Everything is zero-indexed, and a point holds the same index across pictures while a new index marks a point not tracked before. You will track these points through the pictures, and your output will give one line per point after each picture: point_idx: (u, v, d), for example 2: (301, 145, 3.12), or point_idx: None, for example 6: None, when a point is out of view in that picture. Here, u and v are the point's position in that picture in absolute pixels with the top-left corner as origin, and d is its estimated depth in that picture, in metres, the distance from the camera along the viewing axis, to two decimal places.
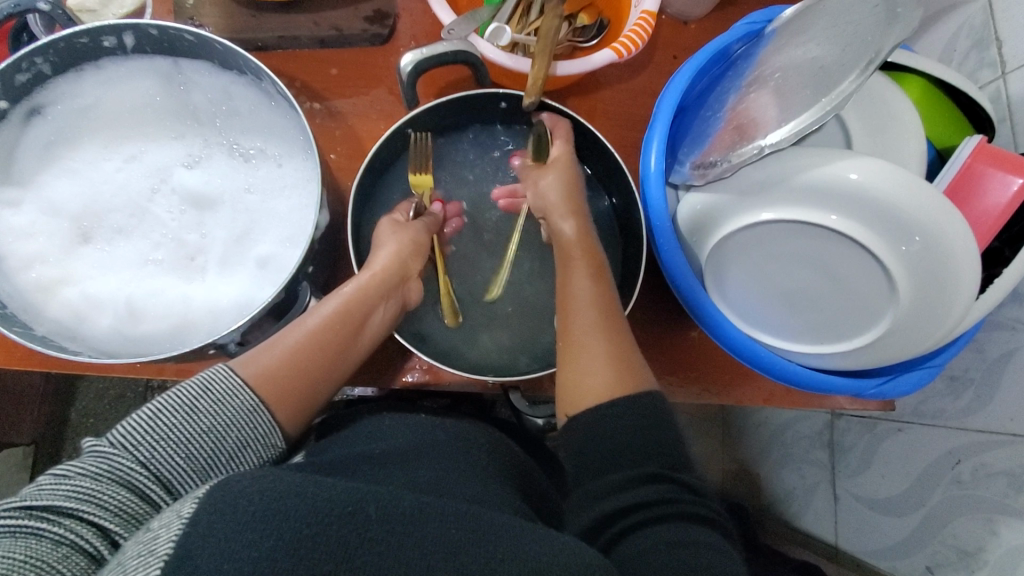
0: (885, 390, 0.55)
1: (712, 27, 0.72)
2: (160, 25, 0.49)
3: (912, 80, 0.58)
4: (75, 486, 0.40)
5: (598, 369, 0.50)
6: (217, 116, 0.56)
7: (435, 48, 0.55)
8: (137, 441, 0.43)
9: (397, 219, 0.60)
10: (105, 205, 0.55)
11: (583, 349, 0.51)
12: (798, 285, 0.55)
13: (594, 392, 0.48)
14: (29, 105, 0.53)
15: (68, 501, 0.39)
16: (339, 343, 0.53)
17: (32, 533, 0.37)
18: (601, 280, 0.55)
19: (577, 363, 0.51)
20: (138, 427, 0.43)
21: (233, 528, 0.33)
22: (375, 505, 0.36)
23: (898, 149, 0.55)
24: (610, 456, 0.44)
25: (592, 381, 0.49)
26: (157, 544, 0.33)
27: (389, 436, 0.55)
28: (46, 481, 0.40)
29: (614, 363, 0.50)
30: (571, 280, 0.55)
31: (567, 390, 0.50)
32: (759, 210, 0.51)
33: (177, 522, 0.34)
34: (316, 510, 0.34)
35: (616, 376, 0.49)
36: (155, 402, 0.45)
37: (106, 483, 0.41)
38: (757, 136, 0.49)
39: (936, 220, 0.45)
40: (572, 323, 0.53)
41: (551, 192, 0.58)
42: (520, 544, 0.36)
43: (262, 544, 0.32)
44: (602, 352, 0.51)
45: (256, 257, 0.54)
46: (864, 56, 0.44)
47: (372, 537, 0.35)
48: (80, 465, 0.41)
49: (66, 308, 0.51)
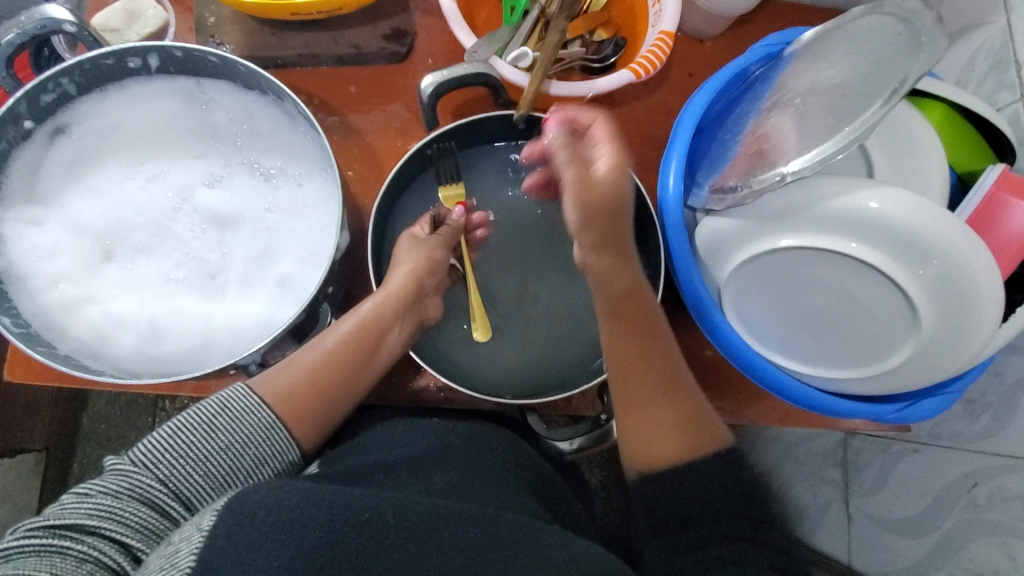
0: (904, 415, 0.55)
1: (728, 45, 0.72)
2: (185, 47, 0.50)
3: (933, 105, 0.58)
4: (96, 504, 0.40)
5: (666, 436, 0.48)
6: (238, 135, 0.57)
7: (455, 70, 0.55)
8: (156, 459, 0.43)
9: (417, 234, 0.61)
10: (126, 224, 0.55)
11: (648, 402, 0.50)
12: (816, 310, 0.55)
13: (665, 454, 0.48)
14: (54, 125, 0.53)
15: (91, 519, 0.39)
16: (357, 360, 0.53)
17: (57, 551, 0.37)
18: (652, 337, 0.53)
19: (641, 433, 0.49)
20: (158, 444, 0.44)
21: (257, 536, 0.33)
22: (392, 511, 0.36)
23: (917, 174, 0.55)
24: (687, 498, 0.45)
25: (659, 442, 0.48)
26: (179, 557, 0.33)
27: (399, 445, 0.53)
28: (69, 500, 0.41)
29: (681, 420, 0.49)
30: (622, 347, 0.52)
31: (635, 449, 0.49)
32: (780, 236, 0.51)
33: (197, 534, 0.34)
34: (335, 517, 0.35)
35: (684, 439, 0.48)
36: (174, 421, 0.45)
37: (127, 500, 0.41)
38: (778, 163, 0.50)
39: (957, 247, 0.46)
40: (636, 386, 0.51)
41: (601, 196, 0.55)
42: (543, 557, 0.36)
43: (284, 553, 0.33)
44: (665, 416, 0.49)
45: (276, 276, 0.54)
46: (888, 85, 0.44)
47: (393, 544, 0.35)
48: (101, 484, 0.42)
49: (88, 326, 0.52)
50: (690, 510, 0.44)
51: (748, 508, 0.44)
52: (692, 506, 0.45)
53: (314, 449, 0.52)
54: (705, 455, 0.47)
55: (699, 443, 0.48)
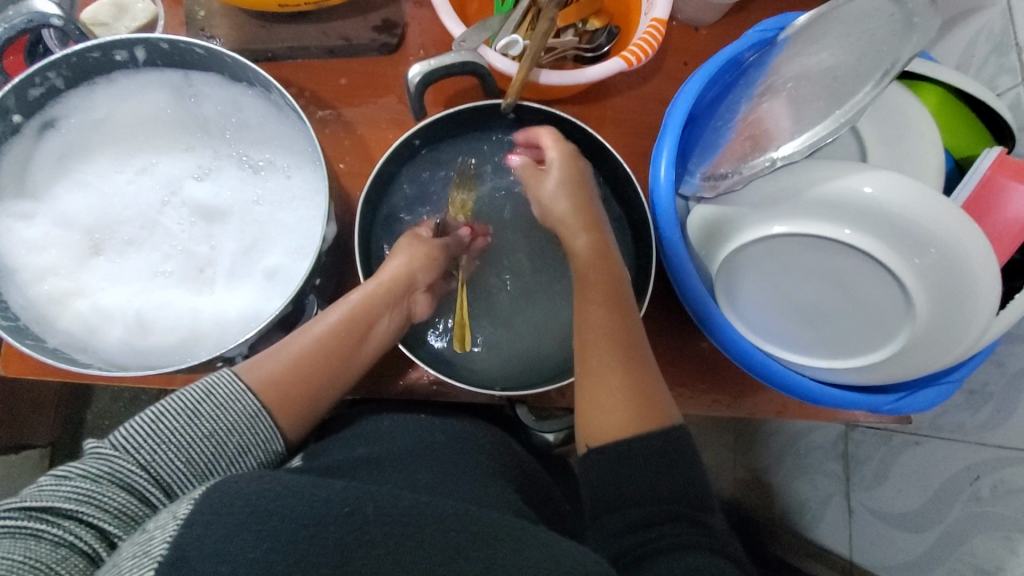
0: (902, 405, 0.54)
1: (723, 32, 0.71)
2: (170, 39, 0.50)
3: (927, 89, 0.57)
4: (75, 487, 0.40)
5: (618, 410, 0.47)
6: (226, 128, 0.57)
7: (442, 59, 0.55)
8: (137, 444, 0.43)
9: (420, 233, 0.61)
10: (115, 217, 0.55)
11: (602, 376, 0.49)
12: (810, 299, 0.54)
13: (616, 428, 0.46)
14: (43, 118, 0.53)
15: (68, 502, 0.39)
16: (345, 351, 0.53)
17: (32, 534, 0.37)
18: (615, 305, 0.52)
19: (593, 404, 0.48)
20: (140, 429, 0.43)
21: (232, 529, 0.33)
22: (372, 505, 0.35)
23: (913, 159, 0.54)
24: (628, 483, 0.43)
25: (611, 417, 0.47)
26: (152, 545, 0.33)
27: (386, 441, 0.53)
28: (46, 482, 0.40)
29: (636, 394, 0.48)
30: (587, 313, 0.52)
31: (588, 423, 0.48)
32: (771, 223, 0.50)
33: (172, 523, 0.34)
34: (313, 511, 0.34)
35: (637, 415, 0.47)
36: (158, 406, 0.45)
37: (107, 484, 0.41)
38: (769, 148, 0.49)
39: (952, 233, 0.44)
40: (594, 354, 0.50)
41: (559, 200, 0.57)
42: (521, 548, 0.35)
43: (260, 546, 0.33)
44: (620, 389, 0.48)
45: (264, 269, 0.54)
46: (879, 68, 0.43)
47: (369, 540, 0.34)
48: (81, 467, 0.42)
49: (77, 320, 0.52)
50: (627, 495, 0.43)
51: (688, 488, 0.43)
52: (632, 492, 0.43)
53: (299, 440, 0.52)
54: (655, 432, 0.46)
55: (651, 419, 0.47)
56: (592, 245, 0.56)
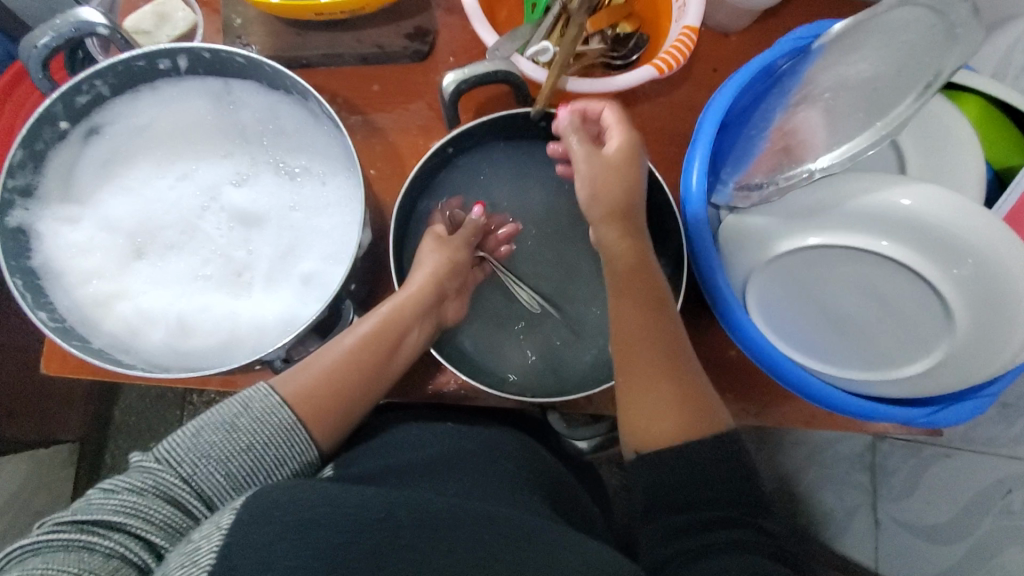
0: (937, 418, 0.52)
1: (754, 39, 0.71)
2: (213, 48, 0.51)
3: (969, 99, 0.56)
4: (122, 500, 0.41)
5: (665, 412, 0.47)
6: (264, 135, 0.58)
7: (476, 68, 0.55)
8: (180, 458, 0.44)
9: (439, 232, 0.61)
10: (157, 222, 0.57)
11: (644, 384, 0.49)
12: (844, 309, 0.54)
13: (665, 437, 0.46)
14: (89, 125, 0.54)
15: (117, 515, 0.40)
16: (375, 361, 0.54)
17: (85, 546, 0.38)
18: (658, 313, 0.51)
19: (637, 397, 0.49)
20: (182, 444, 0.45)
21: (272, 538, 0.34)
22: (405, 511, 0.37)
23: (952, 169, 0.54)
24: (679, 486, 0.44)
25: (658, 420, 0.47)
26: (198, 554, 0.34)
27: (418, 447, 0.54)
28: (95, 496, 0.42)
29: (681, 396, 0.48)
30: (620, 314, 0.52)
31: (636, 433, 0.48)
32: (807, 234, 0.50)
33: (217, 533, 0.35)
34: (344, 516, 0.35)
35: (686, 423, 0.46)
36: (199, 421, 0.46)
37: (151, 497, 0.42)
38: (806, 159, 0.49)
39: (993, 245, 0.44)
40: (635, 351, 0.50)
41: (607, 180, 0.53)
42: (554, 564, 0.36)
43: (300, 553, 0.33)
44: (668, 392, 0.48)
45: (301, 274, 0.55)
46: (922, 79, 0.43)
47: (406, 544, 0.35)
48: (127, 480, 0.43)
49: (121, 322, 0.53)
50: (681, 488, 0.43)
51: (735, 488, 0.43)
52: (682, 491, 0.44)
53: (331, 449, 0.52)
54: (708, 436, 0.46)
55: (703, 428, 0.46)
56: (632, 244, 0.53)
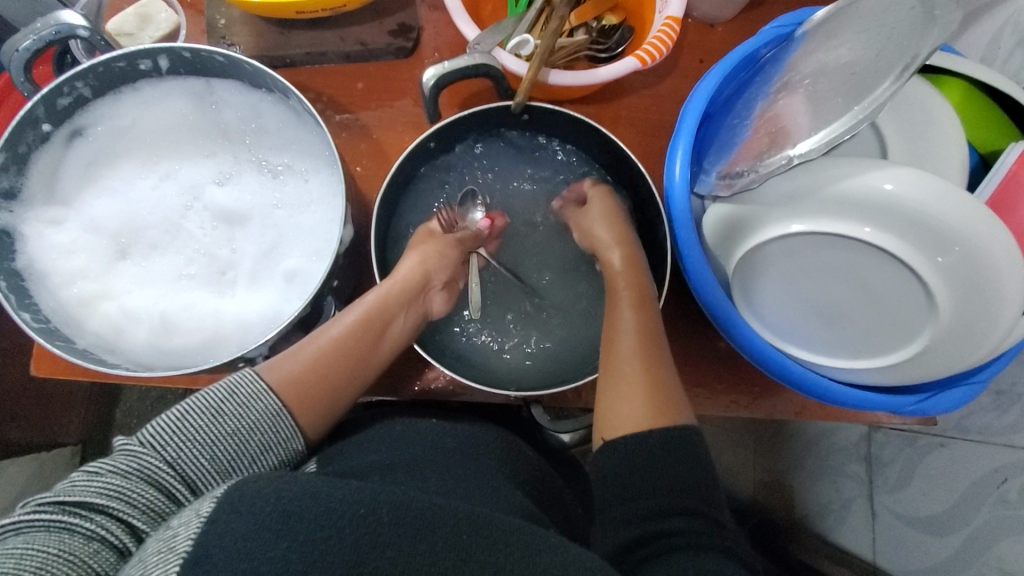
0: (925, 406, 0.52)
1: (739, 28, 0.71)
2: (192, 47, 0.51)
3: (950, 82, 0.55)
4: (106, 483, 0.41)
5: (632, 399, 0.48)
6: (247, 134, 0.58)
7: (456, 61, 0.55)
8: (164, 441, 0.44)
9: (434, 230, 0.63)
10: (140, 222, 0.57)
11: (625, 377, 0.49)
12: (829, 298, 0.54)
13: (629, 421, 0.46)
14: (72, 127, 0.55)
15: (100, 498, 0.40)
16: (362, 350, 0.54)
17: (66, 528, 0.39)
18: (644, 307, 0.53)
19: (614, 390, 0.49)
20: (166, 427, 0.44)
21: (251, 528, 0.34)
22: (388, 507, 0.36)
23: (938, 154, 0.53)
24: (639, 479, 0.43)
25: (630, 413, 0.47)
26: (176, 542, 0.34)
27: (405, 442, 0.54)
28: (79, 477, 0.42)
29: (655, 393, 0.48)
30: (615, 313, 0.53)
31: (603, 419, 0.48)
32: (789, 222, 0.50)
33: (195, 520, 0.35)
34: (329, 512, 0.35)
35: (651, 413, 0.46)
36: (185, 403, 0.46)
37: (135, 481, 0.42)
38: (786, 145, 0.48)
39: (975, 230, 0.44)
40: (619, 348, 0.51)
41: (596, 226, 0.60)
42: (534, 557, 0.36)
43: (280, 545, 0.33)
44: (638, 382, 0.48)
45: (284, 271, 0.55)
46: (899, 61, 0.42)
47: (385, 541, 0.35)
48: (111, 463, 0.43)
49: (105, 322, 0.54)
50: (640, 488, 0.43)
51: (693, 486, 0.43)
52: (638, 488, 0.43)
53: (316, 441, 0.52)
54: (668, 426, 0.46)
55: (664, 417, 0.46)
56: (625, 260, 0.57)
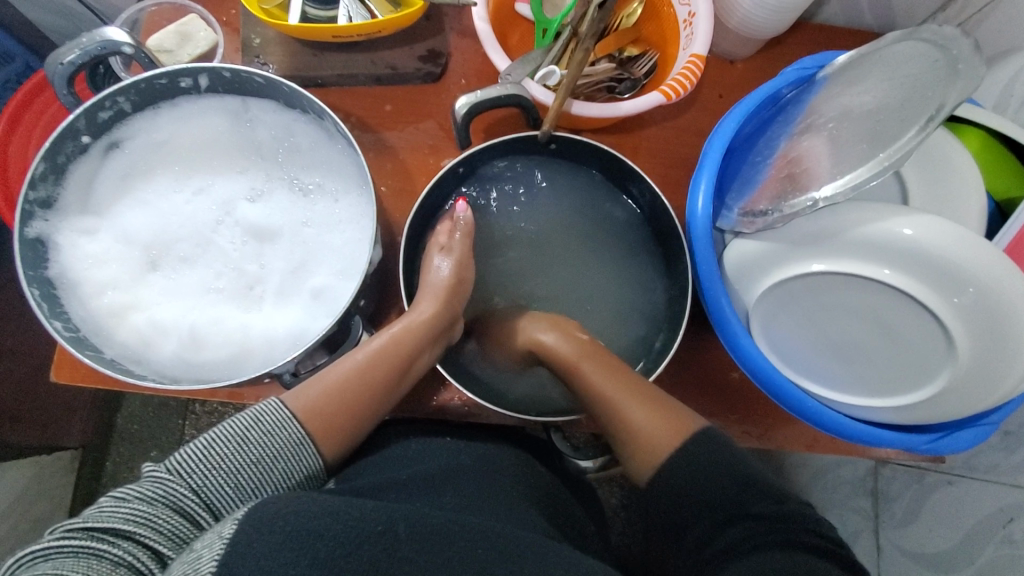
0: (939, 446, 0.53)
1: (759, 66, 0.73)
2: (234, 68, 0.52)
3: (970, 132, 0.58)
4: (132, 509, 0.41)
5: (654, 432, 0.49)
6: (280, 151, 0.59)
7: (489, 90, 0.56)
8: (190, 469, 0.44)
9: (443, 244, 0.61)
10: (172, 235, 0.58)
11: (629, 421, 0.50)
12: (845, 337, 0.56)
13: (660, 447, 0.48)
14: (109, 139, 0.56)
15: (127, 524, 0.40)
16: (387, 379, 0.54)
17: (94, 554, 0.38)
18: (592, 359, 0.54)
19: (634, 440, 0.49)
20: (193, 455, 0.45)
21: (274, 546, 0.34)
22: (403, 524, 0.36)
23: (954, 200, 0.55)
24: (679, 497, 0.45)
25: (656, 444, 0.48)
26: (199, 563, 0.34)
27: (420, 463, 0.54)
28: (107, 503, 0.42)
29: (663, 413, 0.50)
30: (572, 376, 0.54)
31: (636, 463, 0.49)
32: (810, 261, 0.52)
33: (218, 542, 0.35)
34: (350, 529, 0.35)
35: (669, 428, 0.49)
36: (209, 434, 0.46)
37: (160, 507, 0.42)
38: (810, 187, 0.50)
39: (994, 275, 0.45)
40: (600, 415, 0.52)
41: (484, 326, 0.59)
42: None
43: (299, 563, 0.33)
44: (645, 412, 0.50)
45: (311, 288, 0.56)
46: (925, 112, 0.43)
47: (403, 558, 0.35)
48: (137, 489, 0.43)
49: (134, 333, 0.54)
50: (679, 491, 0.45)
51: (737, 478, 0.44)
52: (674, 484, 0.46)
53: (333, 467, 0.53)
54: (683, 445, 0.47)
55: (683, 427, 0.49)
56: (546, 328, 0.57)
